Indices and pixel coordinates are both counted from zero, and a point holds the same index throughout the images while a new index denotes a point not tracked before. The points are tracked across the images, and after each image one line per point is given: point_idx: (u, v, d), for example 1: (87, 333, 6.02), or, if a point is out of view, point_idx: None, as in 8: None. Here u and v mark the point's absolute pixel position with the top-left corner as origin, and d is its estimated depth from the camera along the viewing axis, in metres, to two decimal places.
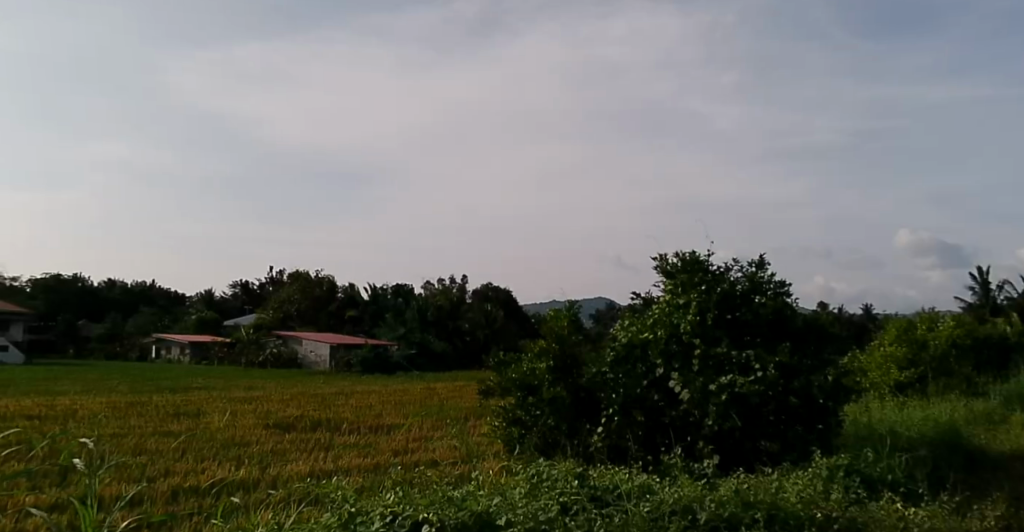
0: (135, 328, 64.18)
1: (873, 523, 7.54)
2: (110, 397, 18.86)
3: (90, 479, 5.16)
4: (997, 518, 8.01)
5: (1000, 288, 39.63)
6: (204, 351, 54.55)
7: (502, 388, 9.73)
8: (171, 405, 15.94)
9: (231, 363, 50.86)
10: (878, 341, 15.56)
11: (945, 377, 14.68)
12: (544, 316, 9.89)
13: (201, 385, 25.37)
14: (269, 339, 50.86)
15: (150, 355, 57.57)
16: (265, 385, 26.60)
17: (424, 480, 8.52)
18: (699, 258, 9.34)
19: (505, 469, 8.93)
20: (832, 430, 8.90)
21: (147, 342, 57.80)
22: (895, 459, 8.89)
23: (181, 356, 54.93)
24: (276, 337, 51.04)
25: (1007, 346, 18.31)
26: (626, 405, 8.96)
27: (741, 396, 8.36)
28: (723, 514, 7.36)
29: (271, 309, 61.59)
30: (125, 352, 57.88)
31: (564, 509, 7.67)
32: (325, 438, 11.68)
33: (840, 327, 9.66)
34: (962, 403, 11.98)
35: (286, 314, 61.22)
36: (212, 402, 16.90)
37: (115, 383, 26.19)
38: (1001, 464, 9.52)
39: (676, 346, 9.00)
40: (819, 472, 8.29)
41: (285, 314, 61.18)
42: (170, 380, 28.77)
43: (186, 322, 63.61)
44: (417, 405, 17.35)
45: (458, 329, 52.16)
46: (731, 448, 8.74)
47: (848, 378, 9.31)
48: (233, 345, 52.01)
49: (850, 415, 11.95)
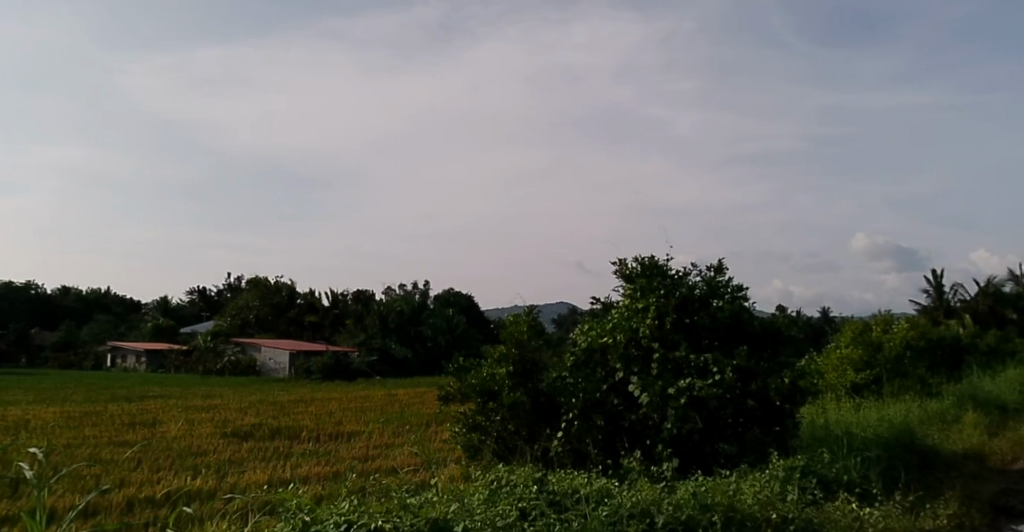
0: (92, 338, 62.89)
1: (829, 523, 7.68)
2: (60, 407, 18.42)
3: (40, 488, 5.02)
4: (949, 518, 8.19)
5: (950, 290, 40.67)
6: (162, 360, 53.72)
7: (462, 394, 9.51)
8: (127, 414, 15.64)
9: (189, 371, 49.93)
10: (835, 344, 15.72)
11: (900, 378, 14.82)
12: (503, 321, 9.74)
13: (156, 394, 24.93)
14: (228, 347, 50.43)
15: (107, 364, 56.24)
16: (221, 393, 26.16)
17: (382, 490, 8.46)
18: (658, 262, 9.31)
19: (463, 475, 8.88)
20: (788, 432, 9.03)
21: (104, 351, 56.53)
22: (851, 459, 9.00)
23: (137, 365, 53.98)
24: (235, 344, 50.55)
25: (958, 348, 18.65)
26: (586, 410, 8.94)
27: (699, 399, 8.42)
28: (679, 517, 7.43)
29: (229, 316, 61.03)
30: (81, 361, 56.50)
31: (523, 515, 7.67)
32: (283, 445, 11.54)
33: (797, 330, 9.74)
34: (917, 404, 12.13)
35: (244, 321, 60.73)
36: (168, 410, 16.63)
37: (65, 393, 25.52)
38: (953, 463, 9.75)
39: (635, 350, 9.04)
40: (776, 473, 8.38)
41: (243, 321, 60.59)
42: (124, 389, 28.15)
43: (145, 329, 62.48)
44: (377, 412, 17.16)
45: (420, 335, 52.13)
46: (690, 451, 8.77)
47: (804, 380, 9.41)
48: (191, 354, 51.21)
49: (808, 415, 12.07)
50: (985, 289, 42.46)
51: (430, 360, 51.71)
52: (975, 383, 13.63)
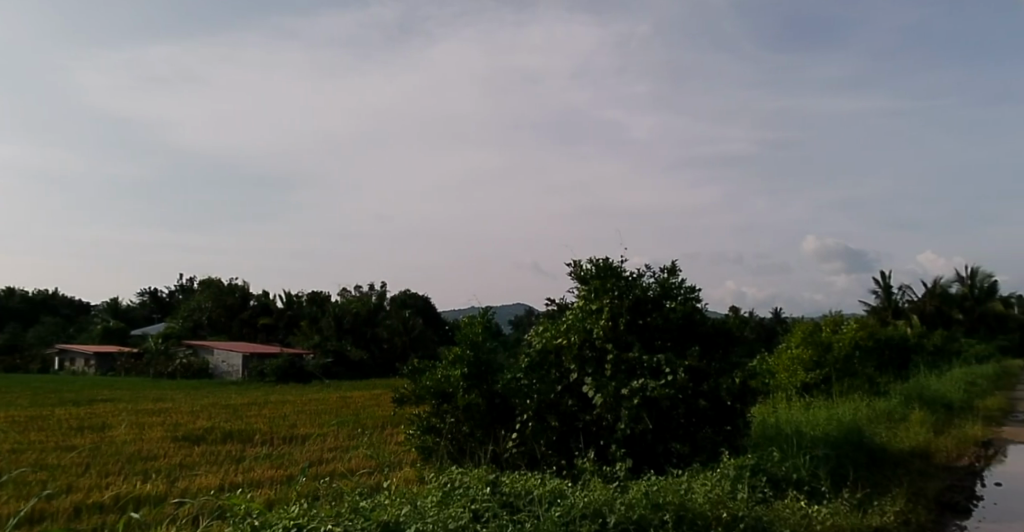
0: (38, 341, 61.20)
1: (779, 521, 7.81)
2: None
3: None
4: (896, 514, 8.38)
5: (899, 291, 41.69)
6: (111, 364, 52.71)
7: (416, 396, 9.41)
8: (74, 418, 15.30)
9: (139, 374, 48.75)
10: (786, 344, 15.82)
11: (849, 377, 15.07)
12: (459, 322, 9.68)
13: (103, 397, 24.33)
14: (179, 350, 49.73)
15: (54, 367, 54.75)
16: (170, 396, 25.65)
17: (336, 494, 8.46)
18: (612, 263, 9.34)
19: (416, 477, 8.84)
20: (739, 431, 9.16)
21: (51, 354, 55.00)
22: (800, 458, 9.13)
23: (85, 369, 52.80)
24: (187, 347, 49.85)
25: (906, 347, 19.07)
26: (540, 411, 8.95)
27: (652, 399, 8.49)
28: (632, 516, 7.49)
29: (180, 318, 60.35)
30: (26, 365, 54.81)
31: (476, 517, 7.67)
32: (236, 449, 11.40)
33: (747, 331, 9.87)
34: (865, 402, 12.33)
35: (196, 323, 59.87)
36: (117, 413, 16.32)
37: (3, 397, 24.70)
38: (900, 461, 9.98)
39: (590, 351, 9.10)
40: (727, 472, 8.49)
41: (195, 323, 59.74)
42: (68, 393, 27.39)
43: (94, 331, 61.06)
44: (332, 415, 16.98)
45: (376, 336, 52.51)
46: (643, 451, 8.85)
47: (754, 380, 9.56)
48: (141, 356, 50.20)
49: (760, 414, 12.14)
50: (932, 290, 43.67)
51: (387, 361, 51.73)
52: (920, 382, 13.90)
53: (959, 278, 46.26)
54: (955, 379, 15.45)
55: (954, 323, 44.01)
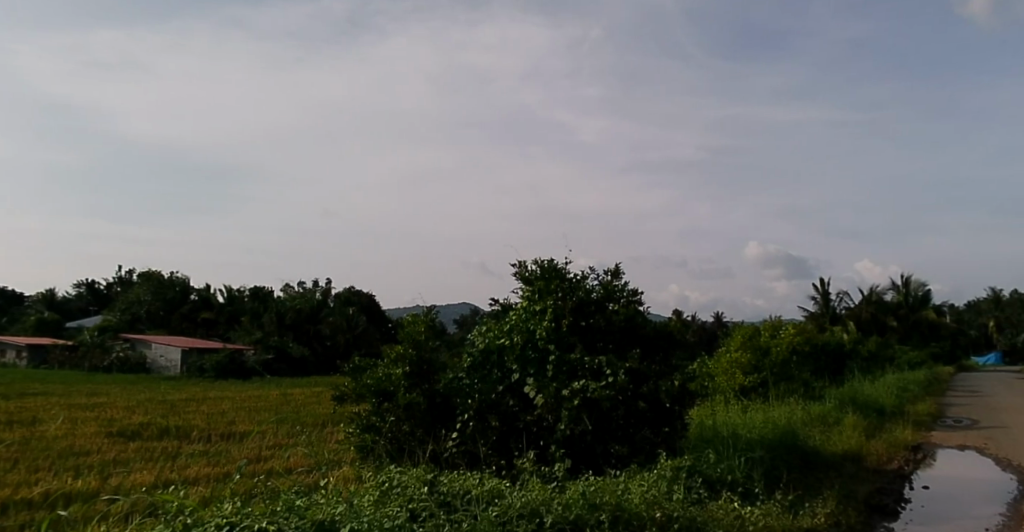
0: None
1: (712, 522, 7.95)
2: None
3: None
4: (826, 516, 8.59)
5: (838, 297, 42.83)
6: (46, 354, 51.10)
7: (355, 395, 9.31)
8: (1, 413, 14.87)
9: (74, 367, 47.34)
10: (726, 347, 15.98)
11: (785, 381, 15.29)
12: (402, 320, 9.62)
13: (36, 391, 23.72)
14: (116, 343, 48.60)
15: None
16: (102, 390, 25.07)
17: (272, 492, 8.40)
18: (557, 265, 9.39)
19: (354, 476, 8.79)
20: (677, 433, 9.31)
21: None
22: (736, 460, 9.29)
23: (18, 359, 51.09)
24: (126, 339, 49.05)
25: (840, 353, 19.63)
26: (481, 411, 8.96)
27: (592, 400, 8.56)
28: (568, 516, 7.55)
29: (118, 309, 58.89)
30: None
31: (412, 517, 7.64)
32: (173, 446, 11.22)
33: (688, 334, 10.02)
34: (800, 406, 12.60)
35: (134, 316, 58.23)
36: (48, 408, 15.91)
37: None
38: (833, 464, 10.24)
39: (532, 352, 9.09)
40: (664, 473, 8.61)
41: (133, 316, 58.01)
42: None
43: (29, 321, 59.18)
44: (271, 414, 16.80)
45: (318, 333, 53.02)
46: (582, 452, 8.92)
47: (693, 383, 9.72)
48: (77, 348, 48.83)
49: (698, 415, 12.29)
50: (868, 297, 45.06)
51: (326, 360, 52.25)
52: (854, 387, 14.28)
53: (895, 284, 47.82)
54: (886, 384, 15.90)
55: (889, 330, 45.54)
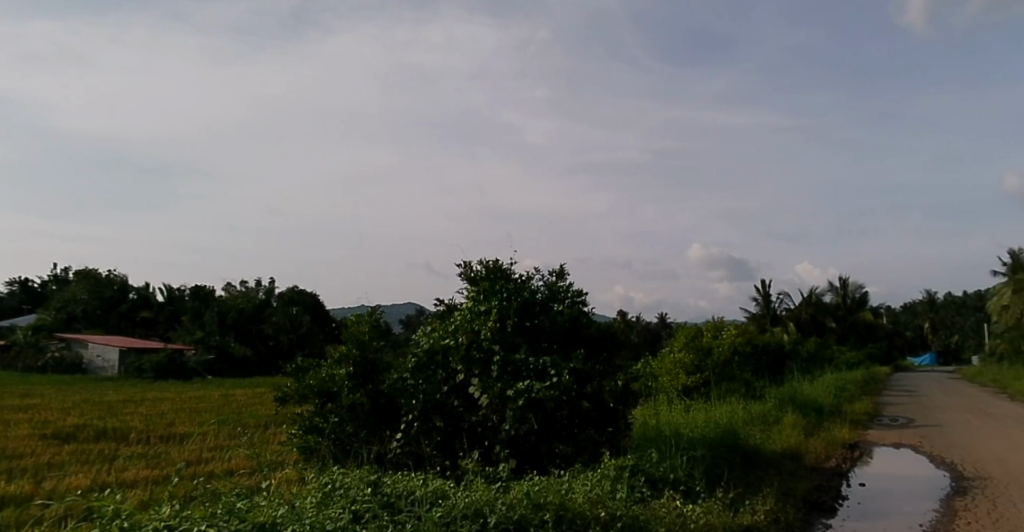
0: None
1: (655, 520, 8.04)
2: None
3: None
4: (765, 513, 8.75)
5: (779, 299, 43.78)
6: None
7: (298, 395, 9.19)
8: None
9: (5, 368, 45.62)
10: (669, 347, 16.23)
11: (727, 381, 15.48)
12: (346, 321, 9.55)
13: None
14: (51, 343, 47.06)
15: None
16: (31, 392, 24.31)
17: (212, 495, 8.27)
18: (502, 266, 9.43)
19: (297, 478, 8.68)
20: (620, 432, 9.41)
21: None
22: (678, 459, 9.42)
23: None
24: (60, 340, 47.53)
25: (780, 353, 20.11)
26: (425, 411, 8.93)
27: (536, 401, 8.59)
28: (512, 516, 7.56)
29: (52, 308, 56.72)
30: None
31: (355, 518, 7.56)
32: (109, 448, 10.97)
33: (631, 335, 10.15)
34: (741, 405, 12.82)
35: (70, 315, 56.54)
36: None
37: None
38: (773, 462, 10.45)
39: (477, 353, 9.11)
40: (607, 472, 8.69)
41: (69, 314, 56.23)
42: None
43: None
44: (213, 413, 16.50)
45: (261, 333, 52.93)
46: (527, 452, 8.95)
47: (636, 383, 9.83)
48: (10, 348, 47.16)
49: (642, 415, 12.42)
50: (808, 299, 46.18)
51: (269, 360, 51.93)
52: (793, 387, 14.59)
53: (835, 287, 49.15)
54: (824, 384, 16.27)
55: (828, 331, 46.80)
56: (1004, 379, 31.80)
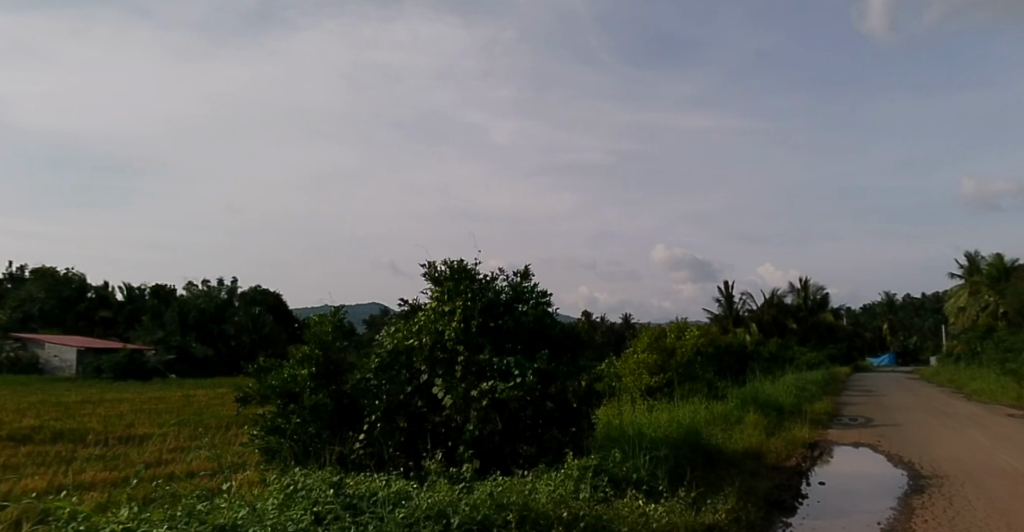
0: None
1: (617, 519, 8.09)
2: None
3: None
4: (726, 512, 8.83)
5: (742, 300, 44.22)
6: None
7: (260, 396, 9.10)
8: None
9: None
10: (633, 348, 16.33)
11: (689, 381, 15.62)
12: (308, 321, 9.49)
13: None
14: (6, 342, 46.00)
15: None
16: None
17: (172, 496, 8.17)
18: (467, 266, 9.42)
19: (259, 480, 8.60)
20: (584, 433, 9.46)
21: None
22: (641, 459, 9.49)
23: None
24: (15, 339, 46.30)
25: (743, 354, 20.37)
26: (389, 412, 8.92)
27: (500, 401, 8.60)
28: (475, 516, 7.54)
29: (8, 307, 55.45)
30: None
31: (317, 520, 7.48)
32: (66, 450, 10.80)
33: (595, 335, 10.21)
34: (703, 405, 12.93)
35: (26, 314, 55.35)
36: None
37: None
38: (734, 462, 10.57)
39: (441, 353, 9.14)
40: (570, 472, 8.73)
41: (25, 314, 55.11)
42: None
43: None
44: (173, 414, 16.26)
45: (223, 333, 51.91)
46: (490, 453, 8.95)
47: (600, 383, 9.88)
48: None
49: (605, 415, 12.49)
50: (770, 300, 46.73)
51: (230, 360, 51.54)
52: (755, 387, 14.76)
53: (796, 289, 49.87)
54: (785, 385, 16.45)
55: (789, 332, 47.49)
56: (959, 379, 32.49)
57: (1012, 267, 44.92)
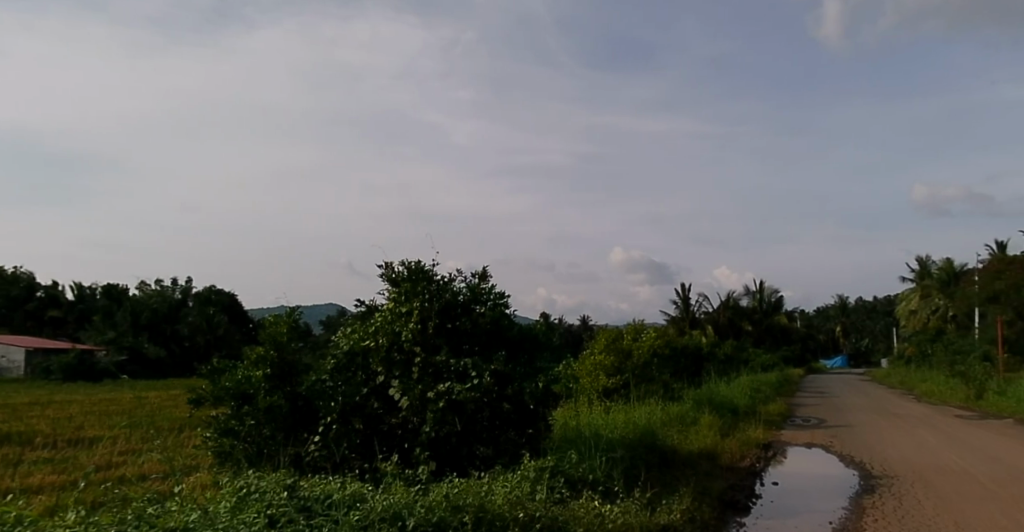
0: None
1: (573, 520, 8.13)
2: None
3: None
4: (681, 512, 8.92)
5: (698, 302, 44.74)
6: None
7: (213, 398, 8.99)
8: None
9: None
10: (590, 350, 16.43)
11: (646, 383, 15.78)
12: (263, 321, 9.40)
13: None
14: None
15: None
16: None
17: (121, 500, 8.04)
18: (424, 267, 9.37)
19: (212, 483, 8.49)
20: (540, 434, 9.51)
21: None
22: (597, 460, 9.56)
23: None
24: None
25: (699, 356, 20.63)
26: (344, 413, 8.88)
27: (457, 403, 8.62)
28: (430, 518, 7.50)
29: None
30: None
31: (270, 523, 7.37)
32: (12, 453, 10.59)
33: (552, 337, 10.27)
34: (661, 406, 13.04)
35: None
36: None
37: None
38: (689, 462, 10.71)
39: (398, 355, 9.11)
40: (527, 474, 8.76)
41: None
42: None
43: None
44: (122, 417, 16.04)
45: (176, 334, 51.05)
46: (447, 454, 8.95)
47: (556, 385, 9.93)
48: None
49: (563, 416, 12.55)
50: (726, 303, 47.32)
51: (183, 361, 50.89)
52: (710, 388, 14.96)
53: (752, 292, 50.70)
54: (741, 386, 16.67)
55: (744, 334, 48.22)
56: (909, 382, 33.24)
57: (961, 271, 46.13)
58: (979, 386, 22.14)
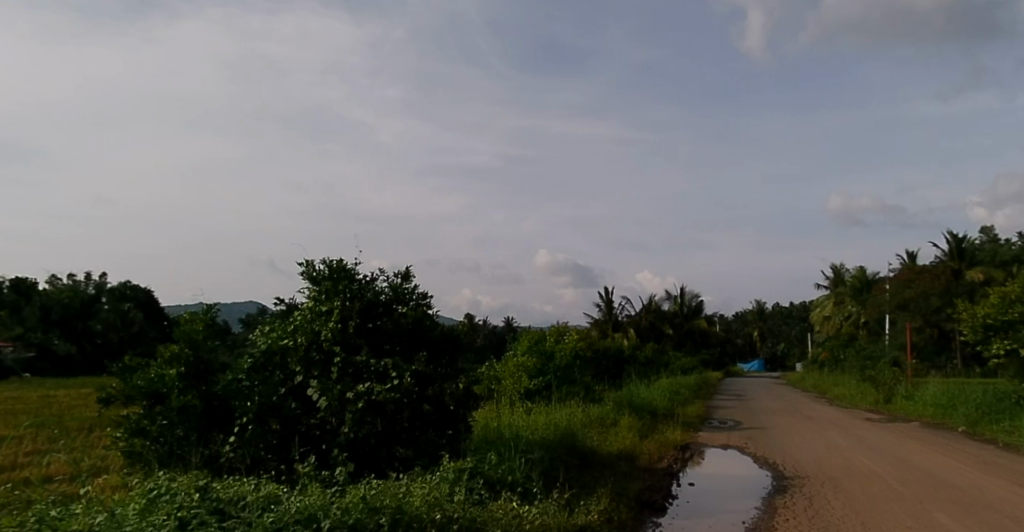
0: None
1: (491, 521, 8.19)
2: None
3: None
4: (599, 513, 9.07)
5: (621, 305, 45.45)
6: None
7: (124, 397, 8.76)
8: None
9: None
10: (513, 352, 16.52)
11: (567, 384, 16.01)
12: (179, 319, 9.20)
13: None
14: None
15: None
16: None
17: (22, 503, 7.75)
18: (346, 265, 9.29)
19: (120, 484, 8.26)
20: (461, 435, 9.56)
21: None
22: (517, 461, 9.65)
23: None
24: None
25: (620, 358, 20.97)
26: (261, 413, 8.77)
27: (376, 403, 8.60)
28: (346, 520, 7.42)
29: None
30: None
31: (181, 526, 7.18)
32: None
33: (473, 338, 10.33)
34: (579, 408, 13.17)
35: None
36: None
37: None
38: (608, 463, 10.92)
39: (317, 354, 9.06)
40: (446, 475, 8.78)
41: None
42: None
43: None
44: (25, 416, 15.30)
45: (87, 331, 50.38)
46: (366, 455, 8.92)
47: (477, 386, 10.01)
48: None
49: (484, 417, 12.62)
50: (649, 306, 48.28)
51: (94, 358, 49.24)
52: (630, 390, 15.30)
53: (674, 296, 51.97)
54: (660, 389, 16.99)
55: (665, 337, 49.20)
56: (823, 384, 34.46)
57: (872, 279, 48.18)
58: (888, 390, 23.19)
